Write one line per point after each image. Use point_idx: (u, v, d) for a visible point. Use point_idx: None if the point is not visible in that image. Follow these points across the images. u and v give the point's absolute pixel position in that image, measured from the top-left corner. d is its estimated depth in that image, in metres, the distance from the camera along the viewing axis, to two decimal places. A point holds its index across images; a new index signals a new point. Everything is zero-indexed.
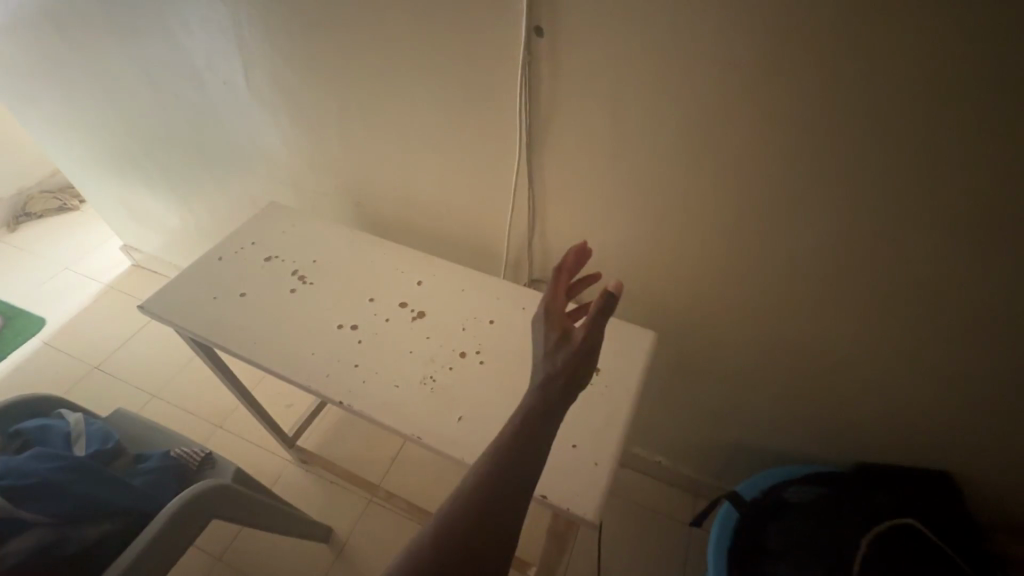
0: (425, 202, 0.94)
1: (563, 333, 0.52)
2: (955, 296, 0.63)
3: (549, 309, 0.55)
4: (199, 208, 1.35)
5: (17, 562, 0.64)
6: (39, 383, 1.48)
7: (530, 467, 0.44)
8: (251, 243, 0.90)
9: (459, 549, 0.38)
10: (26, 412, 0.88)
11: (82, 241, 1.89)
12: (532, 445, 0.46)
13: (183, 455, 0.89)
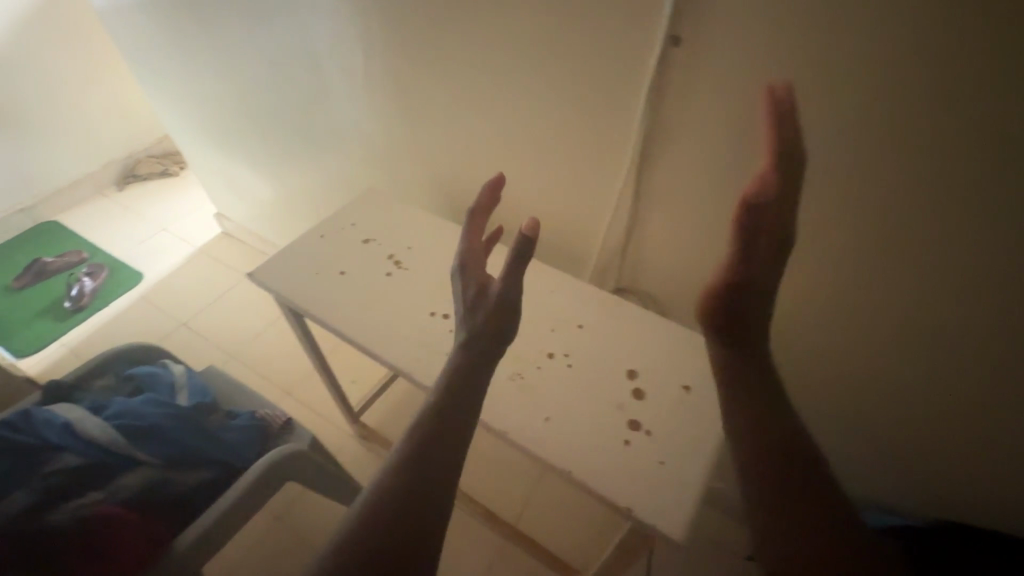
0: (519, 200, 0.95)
1: (478, 288, 0.61)
2: (951, 322, 0.68)
3: (466, 262, 0.63)
4: (293, 184, 1.42)
5: (130, 496, 0.69)
6: (133, 332, 1.60)
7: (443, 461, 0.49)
8: (351, 224, 0.94)
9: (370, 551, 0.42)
10: (139, 358, 0.96)
11: (180, 205, 2.03)
12: (441, 456, 0.49)
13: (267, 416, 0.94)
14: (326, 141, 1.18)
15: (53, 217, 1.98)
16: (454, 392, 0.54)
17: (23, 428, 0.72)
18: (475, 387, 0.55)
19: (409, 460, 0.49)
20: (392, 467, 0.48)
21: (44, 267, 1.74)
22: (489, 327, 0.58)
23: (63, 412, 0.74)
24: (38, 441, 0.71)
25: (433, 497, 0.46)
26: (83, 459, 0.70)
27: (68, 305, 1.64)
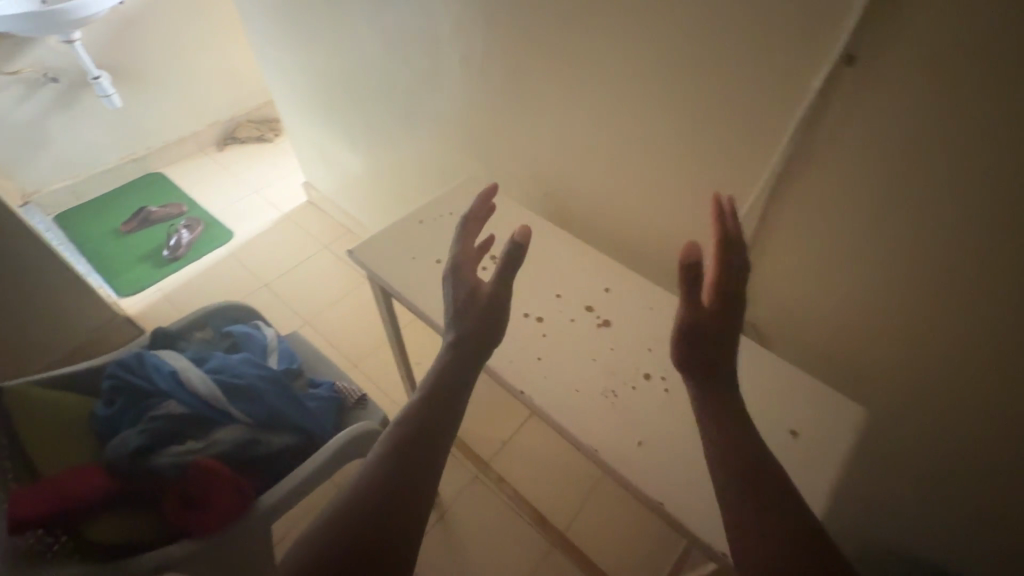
0: (621, 208, 0.91)
1: (470, 289, 0.62)
2: (956, 376, 0.66)
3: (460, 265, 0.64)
4: (386, 163, 1.44)
5: (222, 450, 0.72)
6: (219, 286, 1.70)
7: (425, 458, 0.47)
8: (449, 213, 0.94)
9: (341, 544, 0.40)
10: (235, 317, 1.00)
11: (272, 170, 2.13)
12: (420, 458, 0.47)
13: (344, 390, 0.94)
14: (427, 125, 1.19)
15: (160, 170, 2.13)
16: (434, 394, 0.53)
17: (136, 371, 0.77)
18: (460, 389, 0.55)
19: (388, 462, 0.46)
20: (372, 459, 0.47)
21: (149, 215, 1.87)
22: (478, 327, 0.59)
23: (171, 360, 0.79)
24: (147, 385, 0.76)
25: (411, 492, 0.45)
26: (185, 408, 0.74)
27: (166, 253, 1.76)
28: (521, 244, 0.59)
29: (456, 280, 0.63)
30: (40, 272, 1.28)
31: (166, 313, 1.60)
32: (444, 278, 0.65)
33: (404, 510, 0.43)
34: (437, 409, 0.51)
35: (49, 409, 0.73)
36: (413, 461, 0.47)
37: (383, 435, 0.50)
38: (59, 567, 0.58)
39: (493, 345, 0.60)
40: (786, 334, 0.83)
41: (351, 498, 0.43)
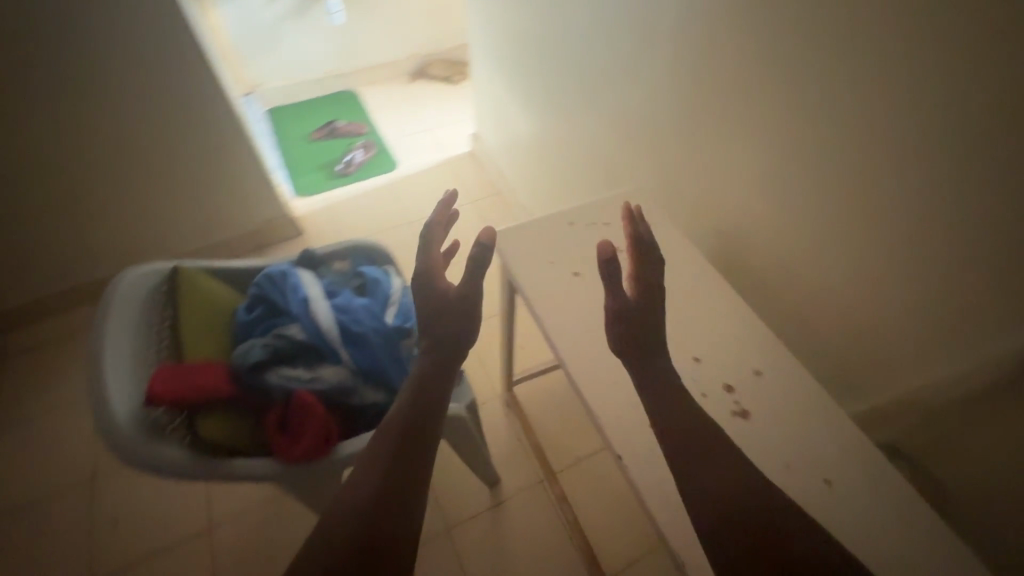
0: (812, 279, 0.77)
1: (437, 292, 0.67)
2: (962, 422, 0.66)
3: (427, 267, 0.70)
4: (555, 139, 1.38)
5: (321, 388, 0.76)
6: (371, 210, 1.82)
7: (410, 457, 0.54)
8: (604, 224, 0.86)
9: (344, 537, 0.46)
10: (372, 257, 1.04)
11: (448, 114, 2.19)
12: (408, 457, 0.53)
13: None
14: (610, 115, 1.09)
15: (355, 89, 2.31)
16: (416, 399, 0.59)
17: (277, 289, 0.84)
18: (440, 391, 0.61)
19: (379, 466, 0.52)
20: (364, 464, 0.53)
21: (336, 129, 2.05)
22: (451, 329, 0.64)
23: (306, 286, 0.84)
24: (282, 304, 0.82)
25: (403, 487, 0.51)
26: (304, 337, 0.78)
27: (339, 168, 1.93)
28: (485, 247, 0.66)
29: (427, 287, 0.67)
30: (241, 158, 1.48)
31: (324, 222, 1.77)
32: (415, 287, 0.69)
33: (396, 505, 0.50)
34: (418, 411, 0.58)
35: (206, 299, 0.83)
36: (402, 462, 0.53)
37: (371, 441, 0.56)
38: (172, 445, 0.65)
39: (466, 348, 0.66)
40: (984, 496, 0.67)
41: (353, 498, 0.49)
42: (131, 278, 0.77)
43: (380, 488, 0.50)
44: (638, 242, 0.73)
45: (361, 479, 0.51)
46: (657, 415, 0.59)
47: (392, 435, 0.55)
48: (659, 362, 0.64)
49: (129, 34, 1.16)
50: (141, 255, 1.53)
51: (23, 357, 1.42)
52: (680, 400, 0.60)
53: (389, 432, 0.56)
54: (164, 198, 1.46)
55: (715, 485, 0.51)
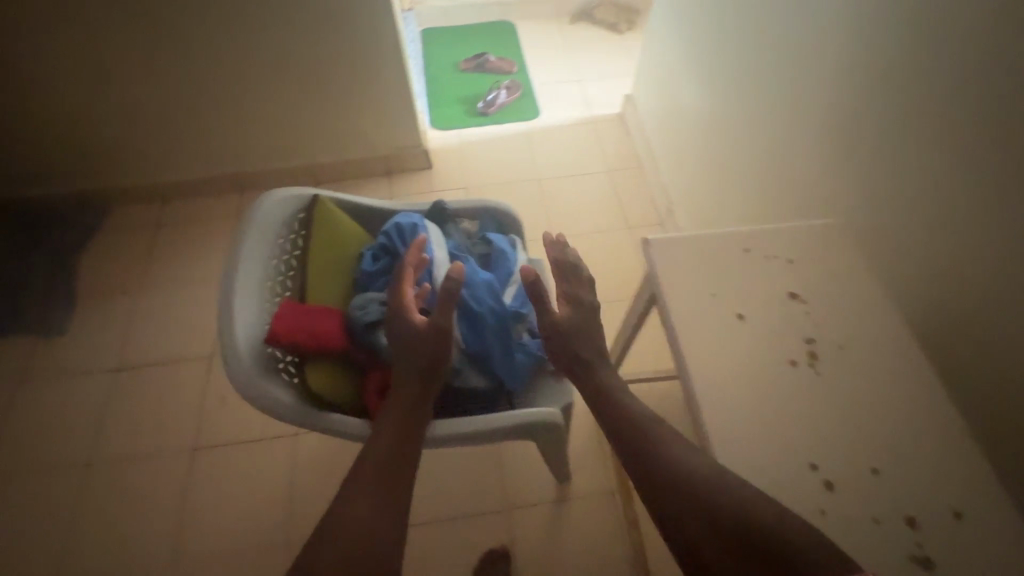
0: None
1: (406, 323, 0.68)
2: None
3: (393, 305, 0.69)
4: (730, 126, 1.18)
5: None
6: (501, 157, 1.73)
7: (398, 472, 0.59)
8: (787, 259, 0.69)
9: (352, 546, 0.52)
10: (499, 222, 0.97)
11: (605, 66, 1.98)
12: (397, 473, 0.59)
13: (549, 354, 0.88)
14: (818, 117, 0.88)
15: (514, 21, 2.17)
16: (398, 419, 0.64)
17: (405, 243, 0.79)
18: (419, 409, 0.65)
19: (372, 481, 0.57)
20: (360, 477, 0.58)
21: (486, 63, 1.95)
22: (431, 354, 0.66)
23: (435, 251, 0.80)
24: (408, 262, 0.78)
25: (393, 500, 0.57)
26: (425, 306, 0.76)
27: (480, 106, 1.84)
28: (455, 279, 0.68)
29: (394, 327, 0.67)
30: (390, 79, 1.46)
31: (453, 160, 1.73)
32: (384, 328, 0.69)
33: (388, 514, 0.56)
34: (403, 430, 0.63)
35: (335, 236, 0.81)
36: (392, 480, 0.58)
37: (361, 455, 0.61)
38: (281, 386, 0.65)
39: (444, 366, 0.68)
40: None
41: (353, 510, 0.54)
42: (271, 202, 0.76)
43: (372, 498, 0.56)
44: (562, 265, 0.79)
45: (359, 492, 0.56)
46: (612, 431, 0.65)
47: (385, 449, 0.61)
48: (598, 381, 0.71)
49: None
50: (285, 156, 1.61)
51: (177, 228, 1.59)
52: (633, 414, 0.65)
53: (382, 445, 0.61)
54: (314, 106, 1.49)
55: (676, 502, 0.54)
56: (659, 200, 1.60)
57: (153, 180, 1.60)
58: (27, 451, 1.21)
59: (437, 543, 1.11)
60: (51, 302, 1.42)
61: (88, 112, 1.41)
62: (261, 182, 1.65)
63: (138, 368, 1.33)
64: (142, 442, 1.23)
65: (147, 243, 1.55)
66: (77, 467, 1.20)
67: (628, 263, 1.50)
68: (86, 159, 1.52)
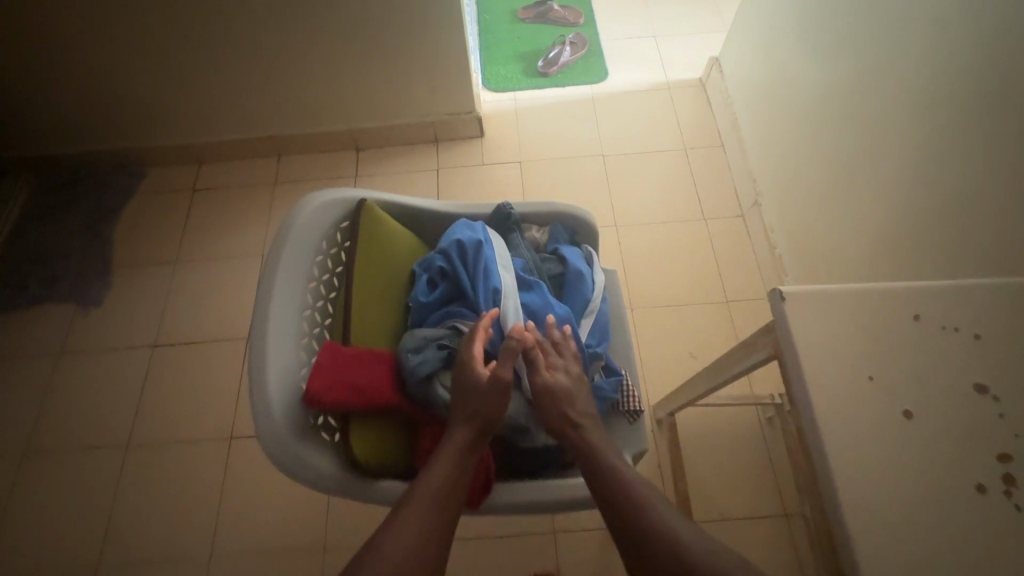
0: None
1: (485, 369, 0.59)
2: None
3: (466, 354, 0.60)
4: (862, 116, 0.96)
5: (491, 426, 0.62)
6: (561, 127, 1.54)
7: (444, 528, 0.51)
8: (973, 335, 0.52)
9: None
10: (571, 232, 0.81)
11: (686, 20, 1.72)
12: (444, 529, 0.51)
13: (625, 396, 0.72)
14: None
15: None
16: (458, 463, 0.54)
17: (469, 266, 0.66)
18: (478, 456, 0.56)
19: (421, 533, 0.49)
20: (403, 525, 0.49)
21: (549, 12, 1.71)
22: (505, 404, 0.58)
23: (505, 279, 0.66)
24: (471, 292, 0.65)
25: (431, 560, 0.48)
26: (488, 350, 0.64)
27: (540, 65, 1.63)
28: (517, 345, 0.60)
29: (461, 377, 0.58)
30: (447, 35, 1.27)
31: (507, 128, 1.54)
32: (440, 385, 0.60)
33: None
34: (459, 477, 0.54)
35: (382, 252, 0.68)
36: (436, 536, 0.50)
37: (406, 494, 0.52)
38: (323, 451, 0.55)
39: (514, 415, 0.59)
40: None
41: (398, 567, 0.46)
42: (310, 211, 0.63)
43: (420, 538, 0.49)
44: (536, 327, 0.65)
45: (403, 542, 0.48)
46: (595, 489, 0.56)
47: (440, 483, 0.53)
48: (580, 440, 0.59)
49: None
50: (326, 119, 1.47)
51: (213, 194, 1.49)
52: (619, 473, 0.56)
53: (436, 477, 0.53)
54: (359, 65, 1.32)
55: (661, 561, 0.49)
56: (742, 188, 1.39)
57: (187, 140, 1.49)
58: (68, 427, 1.19)
59: (480, 563, 1.04)
60: (88, 271, 1.37)
61: (117, 65, 1.28)
62: (299, 146, 1.52)
63: (174, 347, 1.27)
64: (178, 427, 1.19)
65: (182, 210, 1.47)
66: (115, 447, 1.17)
67: (701, 261, 1.33)
68: (117, 116, 1.41)
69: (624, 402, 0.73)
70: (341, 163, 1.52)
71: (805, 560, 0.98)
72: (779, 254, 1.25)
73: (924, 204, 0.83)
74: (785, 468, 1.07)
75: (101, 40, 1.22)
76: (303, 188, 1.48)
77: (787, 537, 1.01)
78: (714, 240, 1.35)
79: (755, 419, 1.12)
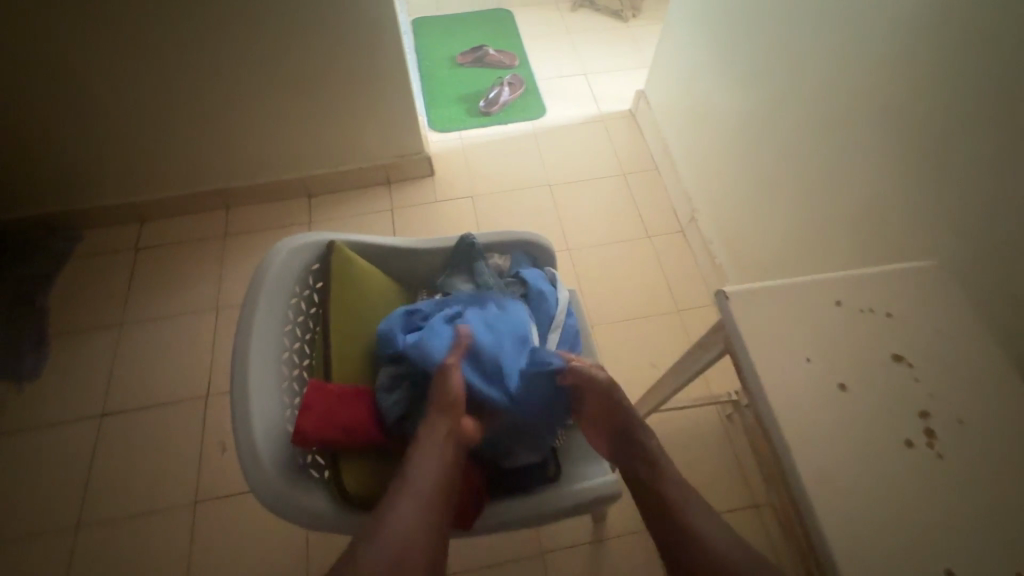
0: None
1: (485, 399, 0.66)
2: None
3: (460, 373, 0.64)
4: (774, 135, 1.09)
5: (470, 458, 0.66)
6: (508, 161, 1.62)
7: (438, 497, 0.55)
8: (885, 314, 0.61)
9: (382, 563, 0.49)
10: (529, 257, 0.87)
11: (612, 59, 1.87)
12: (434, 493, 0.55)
13: None
14: (906, 135, 0.80)
15: (512, 8, 2.02)
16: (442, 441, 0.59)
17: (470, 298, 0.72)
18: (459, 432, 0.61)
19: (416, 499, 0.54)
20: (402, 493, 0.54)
21: (486, 56, 1.82)
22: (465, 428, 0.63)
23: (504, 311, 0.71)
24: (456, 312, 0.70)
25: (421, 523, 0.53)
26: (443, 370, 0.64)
27: (482, 105, 1.72)
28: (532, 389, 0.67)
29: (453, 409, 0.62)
30: (393, 83, 1.33)
31: (457, 166, 1.61)
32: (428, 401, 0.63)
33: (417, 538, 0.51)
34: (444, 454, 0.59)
35: (354, 291, 0.71)
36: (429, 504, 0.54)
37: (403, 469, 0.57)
38: (314, 489, 0.55)
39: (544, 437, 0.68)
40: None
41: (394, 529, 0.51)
42: (282, 257, 0.65)
43: (416, 511, 0.53)
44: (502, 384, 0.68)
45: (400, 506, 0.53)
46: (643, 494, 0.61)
47: (428, 463, 0.57)
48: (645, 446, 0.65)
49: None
50: (277, 169, 1.48)
51: (159, 251, 1.45)
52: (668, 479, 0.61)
53: (423, 456, 0.58)
54: (307, 113, 1.36)
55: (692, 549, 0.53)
56: (680, 206, 1.51)
57: (129, 198, 1.46)
58: (8, 513, 1.10)
59: None
60: (23, 341, 1.28)
61: (51, 127, 1.25)
62: (249, 197, 1.52)
63: (127, 413, 1.21)
64: (136, 496, 1.12)
65: (126, 270, 1.42)
66: (64, 528, 1.08)
67: (651, 275, 1.42)
68: (51, 178, 1.36)
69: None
70: (294, 210, 1.53)
71: (777, 546, 1.04)
72: (719, 263, 1.35)
73: (833, 206, 0.95)
74: (748, 461, 1.14)
75: (35, 103, 1.19)
76: (256, 237, 1.48)
77: (759, 526, 1.07)
78: (660, 255, 1.45)
79: (717, 417, 1.19)
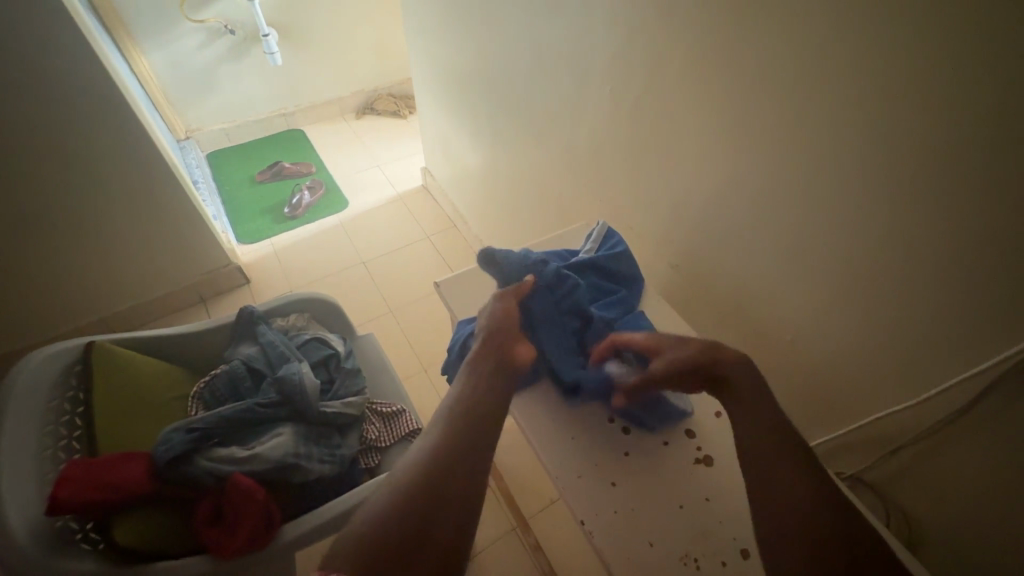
0: (736, 304, 0.76)
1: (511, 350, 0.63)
2: None
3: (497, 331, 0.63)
4: (499, 175, 1.34)
5: (277, 489, 0.72)
6: (322, 252, 1.75)
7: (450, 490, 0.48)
8: None
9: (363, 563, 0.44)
10: (312, 313, 0.98)
11: (398, 148, 2.16)
12: (436, 486, 0.48)
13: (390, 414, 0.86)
14: (550, 148, 1.07)
15: (303, 127, 2.27)
16: (460, 428, 0.53)
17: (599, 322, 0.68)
18: (487, 411, 0.55)
19: (402, 490, 0.48)
20: (395, 491, 0.49)
21: (282, 170, 2.00)
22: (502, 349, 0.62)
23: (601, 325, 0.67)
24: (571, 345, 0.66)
25: (430, 521, 0.46)
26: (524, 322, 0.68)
27: (287, 212, 1.86)
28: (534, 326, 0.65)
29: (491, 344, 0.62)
30: (172, 210, 1.40)
31: (271, 269, 1.70)
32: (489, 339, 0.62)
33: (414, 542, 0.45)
34: (464, 439, 0.52)
35: (126, 378, 0.77)
36: (437, 494, 0.48)
37: (420, 452, 0.52)
38: (81, 559, 0.59)
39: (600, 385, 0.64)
40: (954, 552, 0.56)
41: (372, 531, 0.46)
42: (35, 361, 0.70)
43: (383, 515, 0.47)
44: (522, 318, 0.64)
45: (384, 507, 0.48)
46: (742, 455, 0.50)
47: (426, 450, 0.52)
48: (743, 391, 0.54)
49: (18, 83, 1.06)
50: (72, 319, 1.43)
51: None
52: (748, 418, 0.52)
53: (424, 444, 0.53)
54: (88, 258, 1.36)
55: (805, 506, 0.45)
56: (477, 248, 1.73)
57: None
58: None
59: None
60: None
61: None
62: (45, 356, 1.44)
63: None
64: None
65: None
66: None
67: None
68: None
69: (386, 413, 0.87)
70: None
71: None
72: None
73: (541, 216, 1.22)
74: None
75: None
76: None
77: None
78: None
79: None
